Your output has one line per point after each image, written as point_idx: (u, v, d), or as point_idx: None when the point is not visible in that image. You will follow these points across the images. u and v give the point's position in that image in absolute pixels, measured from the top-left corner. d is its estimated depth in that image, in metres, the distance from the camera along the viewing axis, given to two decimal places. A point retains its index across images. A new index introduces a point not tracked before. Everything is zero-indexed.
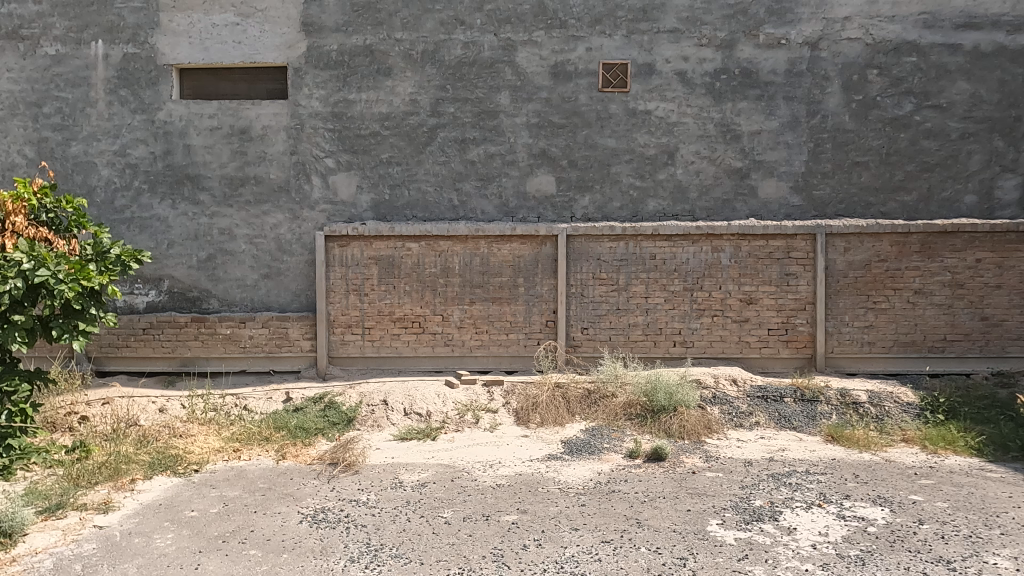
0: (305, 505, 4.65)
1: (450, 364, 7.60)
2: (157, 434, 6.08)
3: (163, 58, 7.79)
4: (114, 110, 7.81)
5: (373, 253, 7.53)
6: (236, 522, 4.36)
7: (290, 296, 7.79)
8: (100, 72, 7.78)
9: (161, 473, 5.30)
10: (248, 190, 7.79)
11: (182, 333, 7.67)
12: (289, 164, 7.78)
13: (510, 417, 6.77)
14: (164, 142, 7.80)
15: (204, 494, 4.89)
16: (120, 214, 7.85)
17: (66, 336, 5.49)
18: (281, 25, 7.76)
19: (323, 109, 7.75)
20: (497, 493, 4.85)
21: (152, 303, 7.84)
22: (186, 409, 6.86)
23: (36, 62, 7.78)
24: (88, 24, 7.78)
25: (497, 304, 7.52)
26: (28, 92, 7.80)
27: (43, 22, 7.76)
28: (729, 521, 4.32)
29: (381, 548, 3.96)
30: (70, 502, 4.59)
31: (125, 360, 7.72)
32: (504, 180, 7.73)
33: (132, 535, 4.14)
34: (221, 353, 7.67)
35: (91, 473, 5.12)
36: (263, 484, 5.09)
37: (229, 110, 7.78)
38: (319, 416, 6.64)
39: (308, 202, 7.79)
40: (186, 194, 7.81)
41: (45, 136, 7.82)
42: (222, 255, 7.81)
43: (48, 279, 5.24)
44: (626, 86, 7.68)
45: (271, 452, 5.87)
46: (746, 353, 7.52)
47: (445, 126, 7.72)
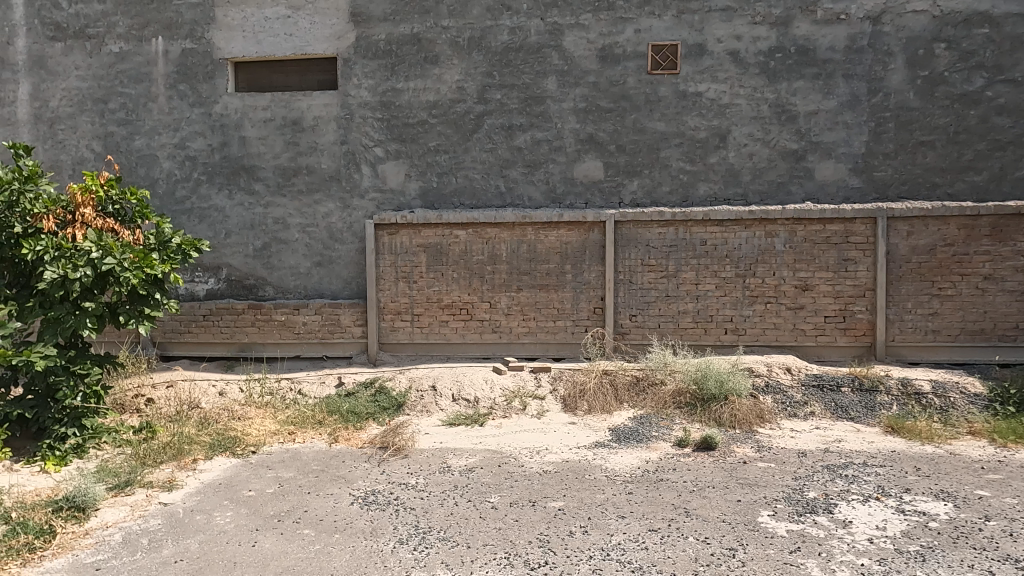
0: (355, 488, 4.77)
1: (498, 351, 7.64)
2: (217, 417, 6.34)
3: (219, 53, 8.01)
4: (173, 104, 8.09)
5: (421, 241, 7.61)
6: (291, 502, 4.51)
7: (342, 284, 7.97)
8: (160, 68, 8.07)
9: (221, 453, 5.52)
10: (301, 180, 7.97)
11: (240, 319, 7.93)
12: (339, 154, 7.92)
13: (557, 404, 6.76)
14: (221, 134, 8.04)
15: (261, 474, 5.07)
16: (180, 205, 8.15)
17: (133, 321, 5.76)
18: (330, 16, 7.87)
19: (373, 98, 7.84)
20: (544, 479, 4.87)
21: (212, 290, 8.15)
22: (244, 393, 7.10)
23: (102, 60, 8.12)
24: (148, 21, 8.06)
25: (544, 291, 7.51)
26: (94, 89, 8.15)
27: (107, 21, 8.09)
28: (782, 512, 4.22)
29: (429, 530, 4.03)
30: (137, 480, 4.83)
31: (187, 345, 8.05)
32: (552, 166, 7.69)
33: (194, 513, 4.33)
34: (276, 339, 7.91)
35: (156, 453, 5.36)
36: (317, 465, 5.25)
37: (282, 102, 7.96)
38: (370, 401, 6.78)
39: (359, 191, 7.91)
40: (242, 185, 8.04)
41: (111, 131, 8.17)
42: (276, 244, 8.03)
43: (115, 267, 5.49)
44: (676, 68, 7.50)
45: (324, 435, 6.03)
46: (801, 341, 7.30)
47: (492, 113, 7.71)
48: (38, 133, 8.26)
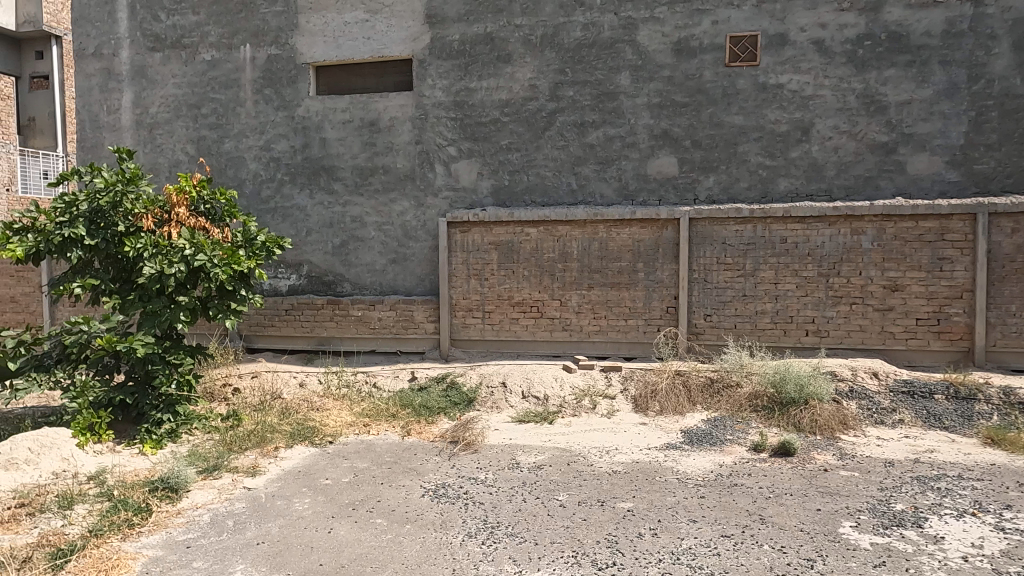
0: (426, 480, 4.87)
1: (568, 349, 7.62)
2: (297, 407, 6.61)
3: (301, 58, 8.35)
4: (259, 108, 8.48)
5: (493, 238, 7.68)
6: (365, 492, 4.65)
7: (416, 281, 8.15)
8: (248, 74, 8.48)
9: (301, 442, 5.75)
10: (377, 179, 8.20)
11: (319, 314, 8.23)
12: (414, 153, 8.09)
13: (628, 403, 6.67)
14: (303, 136, 8.37)
15: (337, 464, 5.26)
16: (265, 204, 8.54)
17: (222, 315, 6.10)
18: (406, 19, 8.05)
19: (447, 98, 7.97)
20: (613, 479, 4.81)
21: (293, 286, 8.52)
22: (322, 385, 7.38)
23: (196, 67, 8.62)
24: (238, 30, 8.48)
25: (616, 289, 7.42)
26: (189, 96, 8.66)
27: (201, 31, 8.58)
28: (866, 524, 4.01)
29: (497, 525, 4.06)
30: (224, 465, 5.11)
31: (271, 338, 8.44)
32: (624, 163, 7.58)
33: (276, 498, 4.54)
34: (353, 334, 8.16)
35: (242, 440, 5.66)
36: (390, 457, 5.39)
37: (360, 104, 8.21)
38: (441, 395, 6.90)
39: (432, 190, 8.06)
40: (322, 184, 8.35)
41: (203, 135, 8.66)
42: (354, 241, 8.30)
43: (206, 264, 5.81)
44: (755, 59, 7.24)
45: (397, 428, 6.19)
46: (890, 344, 6.91)
47: (565, 110, 7.68)
48: (139, 137, 8.85)
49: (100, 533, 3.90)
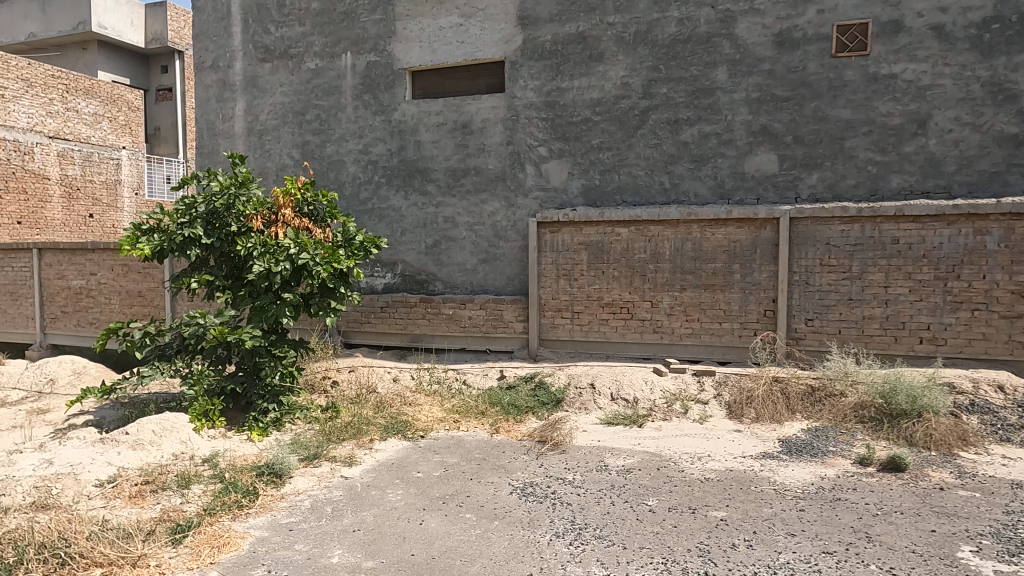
0: (515, 478, 4.91)
1: (659, 352, 7.46)
2: (391, 401, 6.84)
3: (399, 63, 8.63)
4: (359, 113, 8.84)
5: (583, 238, 7.64)
6: (455, 487, 4.74)
7: (505, 280, 8.24)
8: (349, 81, 8.86)
9: (394, 435, 5.94)
10: (469, 180, 8.35)
11: (412, 312, 8.46)
12: (506, 154, 8.17)
13: (722, 409, 6.45)
14: (399, 139, 8.65)
15: (429, 458, 5.39)
16: (363, 205, 8.89)
17: (323, 312, 6.41)
18: (499, 21, 8.15)
19: (538, 98, 8.00)
20: (706, 487, 4.67)
21: (388, 284, 8.84)
22: (414, 380, 7.58)
23: (301, 76, 9.09)
24: (340, 39, 8.88)
25: (710, 291, 7.20)
26: (295, 103, 9.15)
27: (306, 41, 9.05)
28: (988, 550, 3.68)
29: (585, 527, 4.03)
30: (324, 454, 5.36)
31: (367, 334, 8.78)
32: (720, 161, 7.34)
33: (371, 488, 4.71)
34: (444, 331, 8.34)
35: (339, 430, 5.92)
36: (479, 453, 5.48)
37: (453, 107, 8.39)
38: (530, 395, 6.94)
39: (523, 190, 8.12)
40: (416, 186, 8.59)
41: (307, 139, 9.12)
42: (446, 241, 8.49)
43: (309, 262, 6.12)
44: (865, 48, 6.82)
45: (486, 426, 6.28)
46: (1018, 355, 6.31)
47: (658, 108, 7.53)
48: (250, 143, 9.43)
49: (213, 512, 4.19)
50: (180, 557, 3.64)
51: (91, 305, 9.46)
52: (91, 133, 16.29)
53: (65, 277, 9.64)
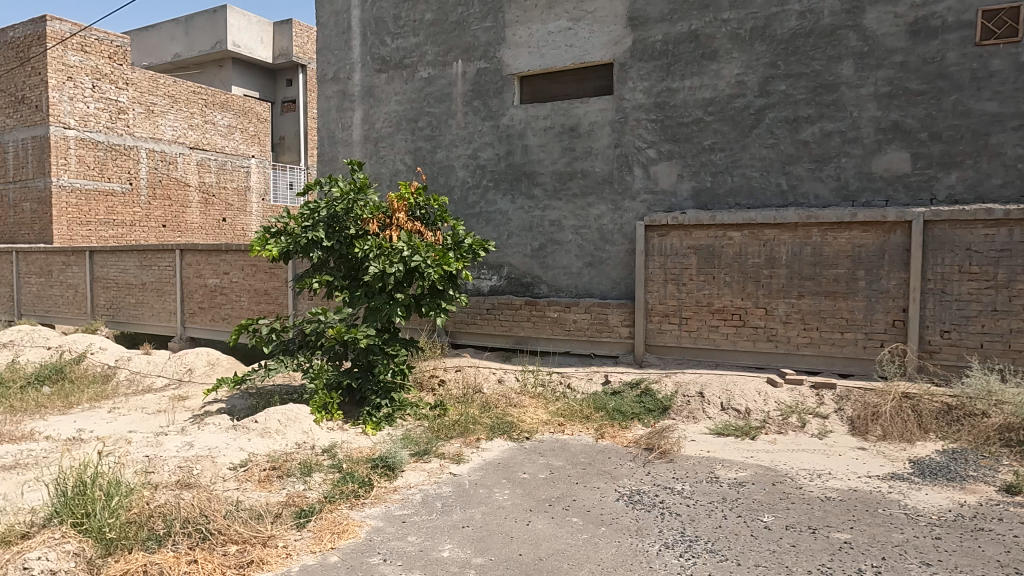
0: (621, 485, 4.84)
1: (773, 361, 7.12)
2: (497, 401, 6.95)
3: (508, 69, 8.77)
4: (469, 119, 9.06)
5: (692, 242, 7.43)
6: (561, 490, 4.75)
7: (611, 284, 8.16)
8: (460, 88, 9.10)
9: (500, 436, 6.03)
10: (576, 183, 8.34)
11: (517, 314, 8.55)
12: (613, 157, 8.10)
13: (843, 425, 6.05)
14: (507, 144, 8.78)
15: (534, 459, 5.43)
16: (471, 209, 9.09)
17: (433, 312, 6.63)
18: (609, 23, 8.10)
19: (647, 100, 7.87)
20: (827, 506, 4.40)
21: (494, 286, 8.99)
22: (519, 382, 7.66)
23: (415, 85, 9.45)
24: (451, 47, 9.15)
25: (831, 299, 6.78)
26: (408, 111, 9.52)
27: (420, 51, 9.39)
28: None
29: (696, 540, 3.91)
30: (433, 450, 5.52)
31: (473, 335, 8.96)
32: (844, 161, 6.91)
33: (479, 486, 4.80)
34: (549, 334, 8.37)
35: (447, 428, 6.09)
36: (584, 458, 5.45)
37: (561, 110, 8.41)
38: (636, 401, 6.83)
39: (631, 193, 8.01)
40: (523, 190, 8.69)
41: (419, 146, 9.45)
42: (551, 244, 8.52)
43: (421, 264, 6.35)
44: (1016, 34, 6.20)
45: (591, 430, 6.24)
46: None
47: (775, 106, 7.20)
48: (366, 150, 9.90)
49: (333, 499, 4.43)
50: (304, 540, 3.87)
51: (224, 302, 10.28)
52: (226, 144, 17.67)
53: (203, 276, 10.52)
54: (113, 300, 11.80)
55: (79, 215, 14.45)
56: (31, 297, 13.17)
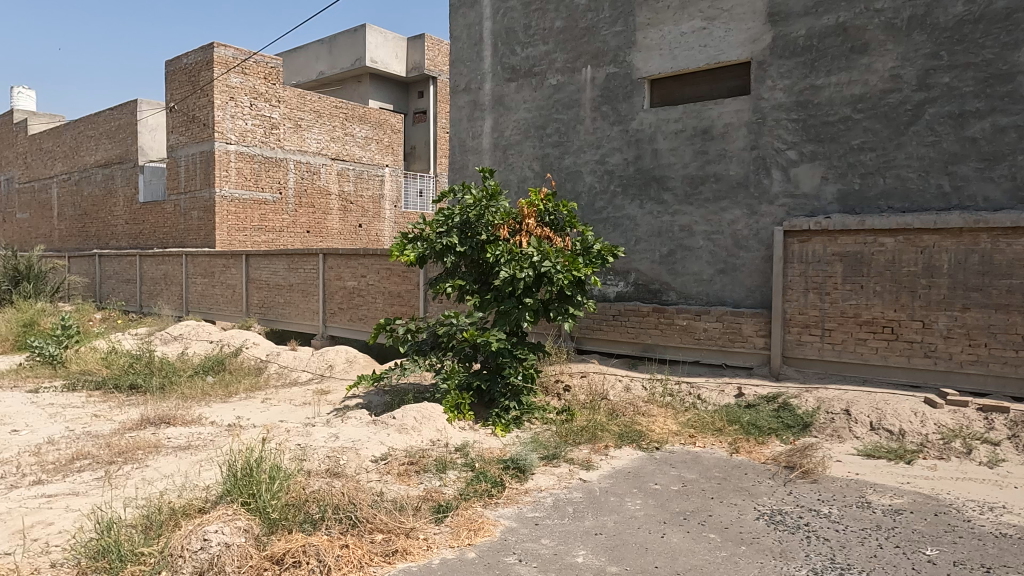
0: (761, 503, 4.62)
1: (931, 380, 6.49)
2: (624, 409, 6.87)
3: (638, 73, 8.66)
4: (597, 125, 9.03)
5: (837, 249, 6.96)
6: (695, 504, 4.60)
7: (745, 293, 7.82)
8: (588, 93, 9.10)
9: (629, 444, 5.95)
10: (708, 187, 8.07)
11: (645, 321, 8.39)
12: (749, 159, 7.76)
13: (1019, 454, 5.40)
14: (636, 149, 8.66)
15: (665, 471, 5.30)
16: (598, 214, 9.05)
17: (561, 317, 6.67)
18: (746, 21, 7.79)
19: (788, 98, 7.48)
20: (1003, 544, 3.94)
21: (621, 292, 8.88)
22: (646, 391, 7.51)
23: (544, 92, 9.57)
24: (580, 53, 9.18)
25: (1003, 312, 6.09)
26: (537, 118, 9.66)
27: (549, 58, 9.50)
28: None
29: (848, 568, 3.64)
30: (562, 455, 5.54)
31: (598, 341, 8.89)
32: (1021, 158, 6.19)
33: (610, 494, 4.76)
34: (677, 343, 8.13)
35: (575, 433, 6.08)
36: (719, 472, 5.25)
37: (693, 113, 8.18)
38: (773, 416, 6.48)
39: (768, 197, 7.63)
40: (652, 195, 8.53)
41: (547, 152, 9.55)
42: (681, 251, 8.30)
43: (550, 270, 6.42)
44: None
45: (724, 444, 5.99)
46: None
47: (937, 101, 6.59)
48: (495, 157, 10.15)
49: (467, 497, 4.56)
50: (443, 535, 4.01)
51: (361, 303, 10.90)
52: (363, 154, 18.77)
53: (343, 278, 11.22)
54: (265, 299, 12.88)
55: (238, 222, 15.93)
56: (197, 296, 14.65)
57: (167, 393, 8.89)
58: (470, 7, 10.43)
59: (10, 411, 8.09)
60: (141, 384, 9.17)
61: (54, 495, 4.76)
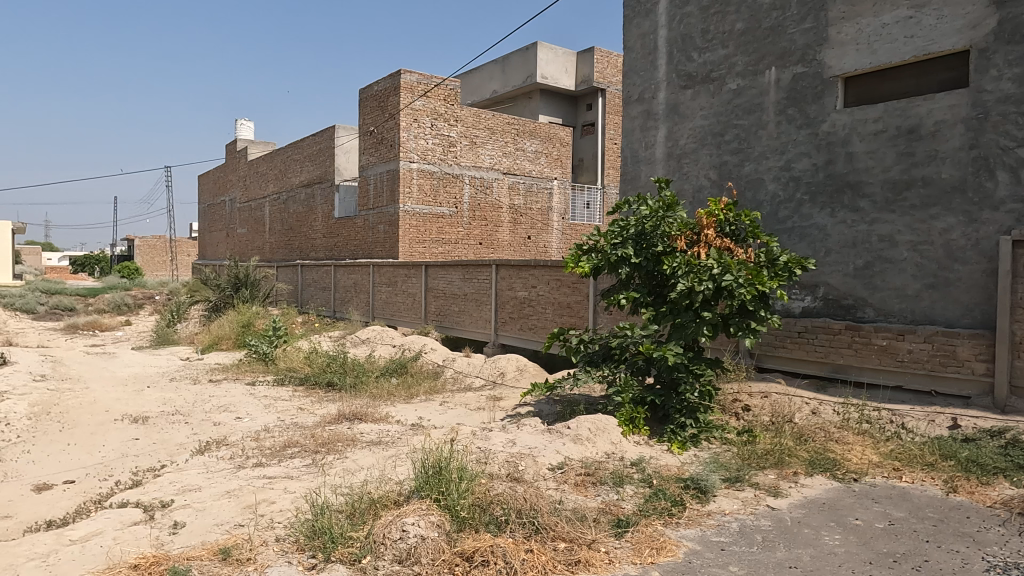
0: (990, 553, 4.02)
1: None
2: (813, 434, 6.34)
3: (830, 71, 8.05)
4: (782, 129, 8.51)
5: None
6: (907, 546, 4.12)
7: (961, 311, 6.89)
8: (772, 96, 8.62)
9: (821, 473, 5.48)
10: (915, 193, 7.25)
11: (836, 339, 7.69)
12: (966, 160, 6.86)
13: None
14: (826, 153, 8.02)
15: (867, 505, 4.80)
16: (781, 224, 8.50)
17: (742, 333, 6.32)
18: (964, 5, 6.93)
19: (1018, 89, 6.52)
20: None
21: (807, 308, 8.24)
22: (838, 416, 6.87)
23: (722, 97, 9.22)
24: (764, 55, 8.73)
25: None
26: (714, 125, 9.31)
27: (729, 63, 9.15)
28: None
29: None
30: (746, 478, 5.24)
31: (781, 360, 8.27)
32: None
33: (803, 525, 4.41)
34: (875, 365, 7.34)
35: (759, 457, 5.74)
36: (933, 513, 4.66)
37: (897, 111, 7.41)
38: (1000, 453, 5.63)
39: (991, 202, 6.69)
40: (846, 202, 7.84)
41: (725, 160, 9.16)
42: (881, 263, 7.53)
43: (732, 283, 6.11)
44: None
45: (937, 482, 5.31)
46: None
47: None
48: (669, 167, 9.92)
49: (647, 514, 4.46)
50: (624, 550, 3.96)
51: (531, 313, 11.15)
52: (532, 168, 19.30)
53: (514, 289, 11.58)
54: (442, 308, 13.66)
55: (418, 235, 17.08)
56: (382, 303, 15.88)
57: (359, 392, 9.72)
58: (644, 17, 10.34)
59: (235, 400, 9.32)
60: (337, 382, 10.13)
61: (274, 477, 5.39)
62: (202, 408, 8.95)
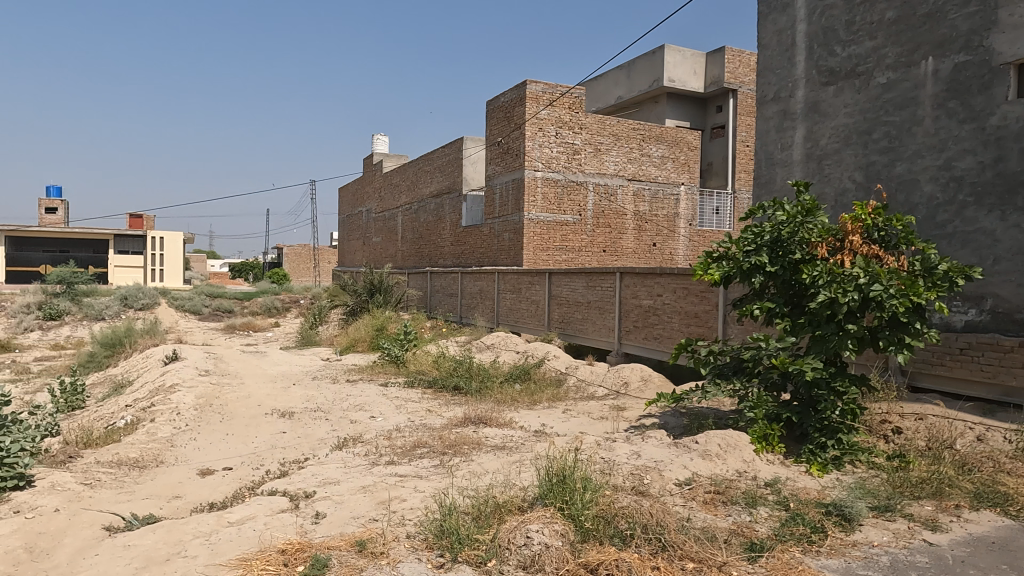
0: None
1: None
2: (980, 464, 5.66)
3: (1000, 59, 7.15)
4: (940, 124, 7.73)
5: None
6: None
7: None
8: (929, 89, 7.86)
9: (989, 508, 4.88)
10: None
11: (1007, 358, 6.84)
12: None
13: None
14: (996, 149, 7.18)
15: None
16: (940, 229, 7.70)
17: (893, 348, 5.77)
18: None
19: None
20: None
21: (971, 322, 7.39)
22: (1010, 445, 6.08)
23: (870, 93, 8.54)
24: (919, 44, 7.99)
25: None
26: (861, 123, 8.64)
27: (877, 55, 8.47)
28: None
29: None
30: (897, 508, 4.77)
31: (938, 379, 7.48)
32: None
33: (968, 566, 3.94)
34: None
35: (913, 486, 5.20)
36: None
37: None
38: None
39: None
40: (1020, 203, 6.97)
41: (873, 160, 8.46)
42: None
43: (881, 294, 5.61)
44: None
45: None
46: None
47: None
48: (808, 169, 9.33)
49: (784, 539, 4.19)
50: None
51: (657, 322, 10.89)
52: (658, 173, 18.88)
53: (639, 297, 11.37)
54: (565, 315, 13.68)
55: (542, 242, 17.25)
56: (506, 309, 16.18)
57: (484, 396, 9.96)
58: (781, 12, 9.82)
59: (369, 400, 9.87)
60: (463, 386, 10.43)
61: (405, 476, 5.64)
62: (341, 406, 9.56)
